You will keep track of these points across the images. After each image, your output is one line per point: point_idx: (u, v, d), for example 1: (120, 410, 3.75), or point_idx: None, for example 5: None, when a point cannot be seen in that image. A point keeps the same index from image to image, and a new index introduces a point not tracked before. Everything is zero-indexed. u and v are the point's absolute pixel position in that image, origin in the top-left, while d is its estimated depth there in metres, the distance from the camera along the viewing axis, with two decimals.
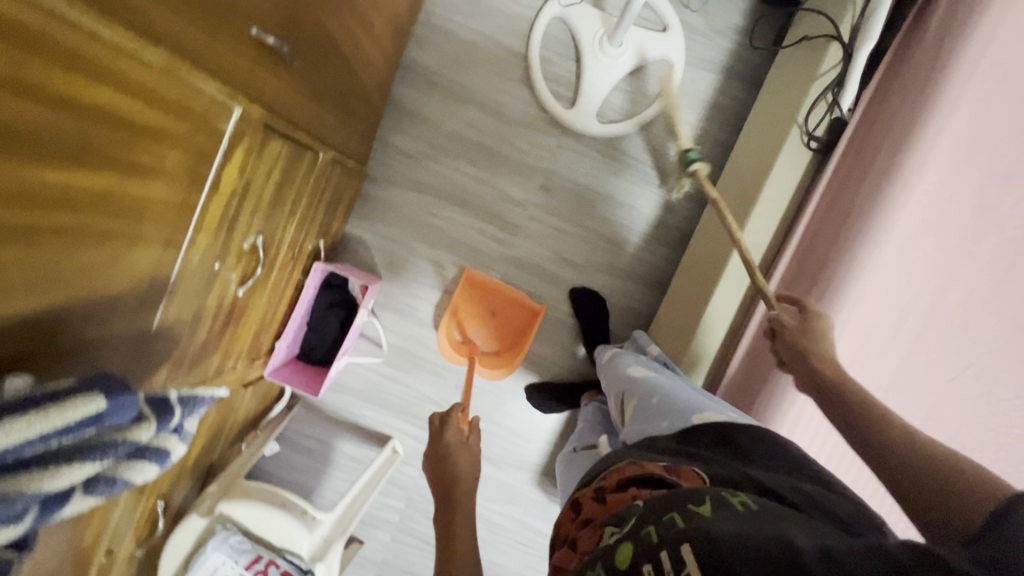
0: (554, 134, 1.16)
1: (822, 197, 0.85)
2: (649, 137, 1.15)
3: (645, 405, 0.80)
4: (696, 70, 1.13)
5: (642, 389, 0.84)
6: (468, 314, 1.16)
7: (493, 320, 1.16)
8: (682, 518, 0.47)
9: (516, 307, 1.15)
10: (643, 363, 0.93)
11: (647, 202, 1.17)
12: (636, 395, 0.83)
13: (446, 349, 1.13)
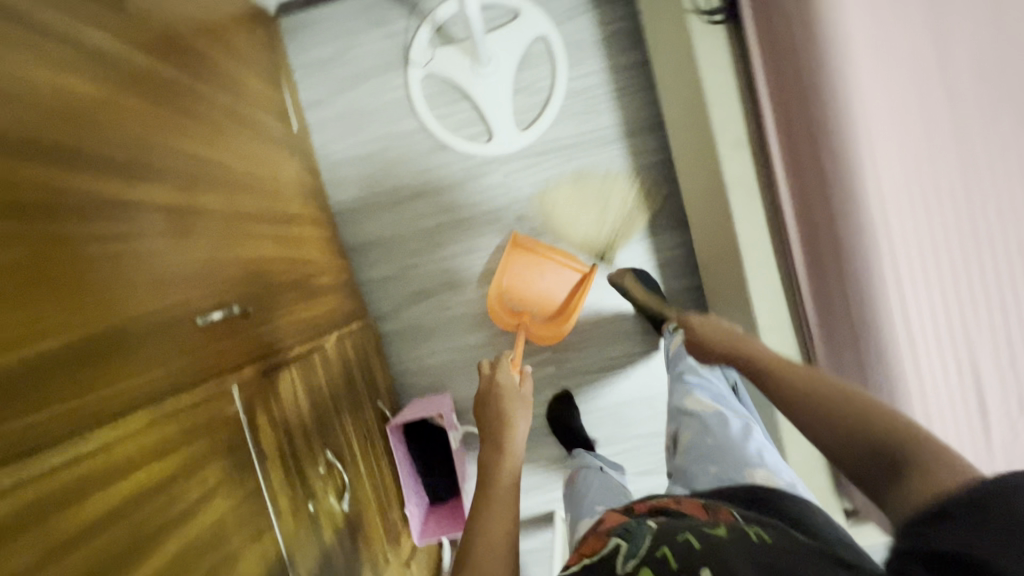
0: (495, 168, 1.13)
1: (770, 82, 0.75)
2: (574, 109, 1.11)
3: (702, 439, 0.76)
4: (569, 24, 1.09)
5: (699, 420, 0.78)
6: (518, 281, 1.08)
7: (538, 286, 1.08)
8: (693, 543, 0.50)
9: (563, 276, 1.08)
10: (700, 380, 0.84)
11: (614, 161, 1.12)
12: (693, 427, 0.78)
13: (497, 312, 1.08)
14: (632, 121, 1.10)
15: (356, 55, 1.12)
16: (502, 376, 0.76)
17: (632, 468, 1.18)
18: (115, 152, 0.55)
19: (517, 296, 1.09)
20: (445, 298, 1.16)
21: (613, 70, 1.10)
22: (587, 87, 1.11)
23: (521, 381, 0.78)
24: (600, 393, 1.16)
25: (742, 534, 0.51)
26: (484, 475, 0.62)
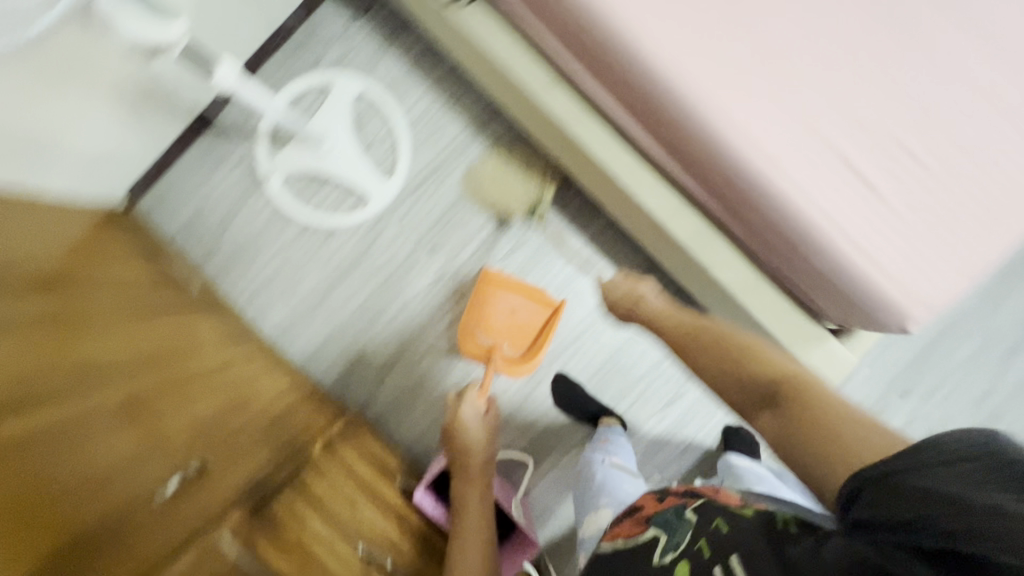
0: (387, 221, 1.17)
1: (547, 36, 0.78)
2: (422, 135, 1.17)
3: (741, 479, 0.95)
4: (378, 72, 1.17)
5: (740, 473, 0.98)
6: (488, 312, 1.11)
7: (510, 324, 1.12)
8: (724, 529, 0.56)
9: (530, 313, 1.12)
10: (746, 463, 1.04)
11: (481, 158, 1.17)
12: (732, 473, 0.98)
13: (469, 345, 1.11)
14: (476, 119, 1.17)
15: (217, 201, 1.17)
16: (468, 407, 1.06)
17: (658, 405, 1.19)
18: (64, 375, 0.63)
19: (486, 330, 1.11)
20: (412, 357, 1.18)
21: (434, 89, 1.16)
22: (422, 114, 1.17)
23: (488, 411, 1.07)
24: (591, 357, 1.18)
25: (768, 514, 0.56)
26: (457, 504, 0.98)
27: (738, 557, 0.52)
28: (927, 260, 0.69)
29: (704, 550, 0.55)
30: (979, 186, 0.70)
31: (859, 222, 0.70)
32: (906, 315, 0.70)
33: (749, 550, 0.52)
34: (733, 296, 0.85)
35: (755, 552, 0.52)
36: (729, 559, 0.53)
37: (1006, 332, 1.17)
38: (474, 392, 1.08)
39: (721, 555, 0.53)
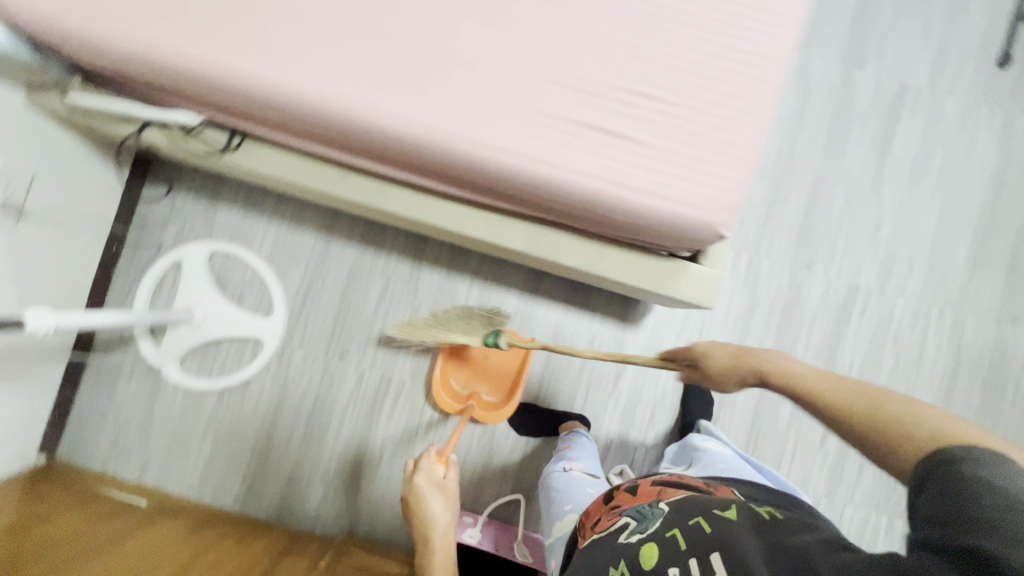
0: (289, 353, 1.20)
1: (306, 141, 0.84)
2: (283, 263, 1.21)
3: (712, 465, 0.97)
4: (218, 231, 1.22)
5: (713, 456, 1.00)
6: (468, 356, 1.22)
7: (483, 367, 1.21)
8: (705, 527, 0.66)
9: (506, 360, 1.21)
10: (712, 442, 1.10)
11: (344, 258, 1.22)
12: (704, 456, 1.00)
13: (444, 392, 1.19)
14: (323, 224, 1.22)
15: (128, 414, 1.18)
16: (425, 476, 1.08)
17: (608, 389, 1.22)
18: None
19: (463, 376, 1.21)
20: (372, 460, 1.20)
21: (275, 219, 1.22)
22: (274, 245, 1.22)
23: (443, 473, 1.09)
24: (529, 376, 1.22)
25: (746, 518, 0.67)
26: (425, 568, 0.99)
27: (717, 552, 0.63)
28: (703, 168, 0.74)
29: (680, 541, 0.66)
30: (714, 82, 0.74)
31: (630, 167, 0.74)
32: (712, 222, 0.74)
33: (727, 545, 0.63)
34: (587, 271, 0.90)
35: (732, 548, 0.62)
36: (710, 554, 0.63)
37: (864, 170, 1.24)
38: (432, 460, 1.09)
39: (696, 547, 0.64)
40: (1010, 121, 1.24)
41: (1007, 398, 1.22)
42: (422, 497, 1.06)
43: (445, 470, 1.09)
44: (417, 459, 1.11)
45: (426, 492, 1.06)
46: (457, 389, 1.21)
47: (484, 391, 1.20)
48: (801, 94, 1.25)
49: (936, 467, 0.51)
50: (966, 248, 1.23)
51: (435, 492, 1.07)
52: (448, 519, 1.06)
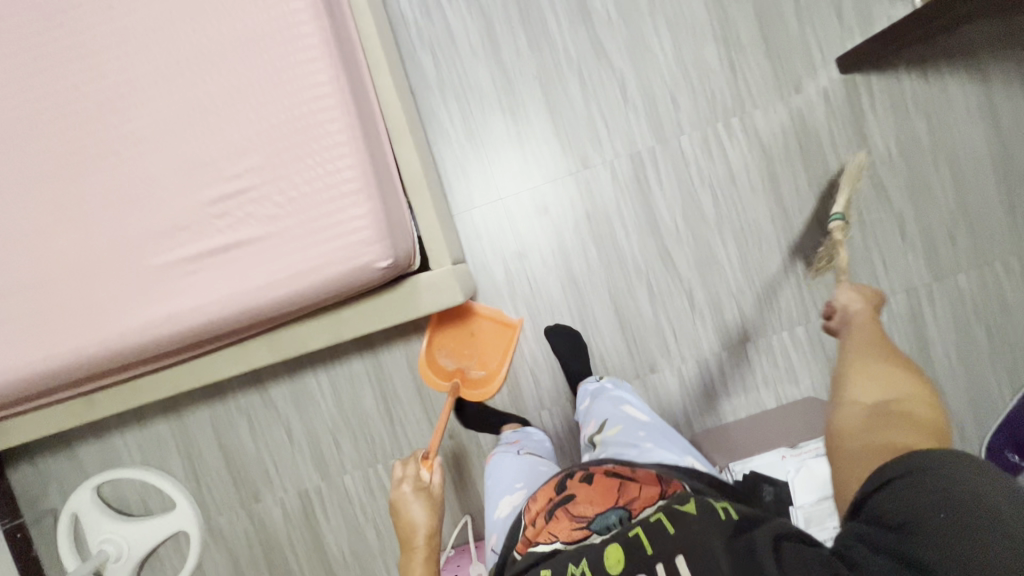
0: (214, 522, 1.26)
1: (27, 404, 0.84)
2: (156, 458, 1.25)
3: (631, 435, 0.88)
4: (88, 467, 1.25)
5: (630, 422, 0.91)
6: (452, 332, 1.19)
7: (471, 342, 1.18)
8: (669, 528, 0.65)
9: (492, 323, 1.17)
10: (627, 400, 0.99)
11: (201, 422, 1.24)
12: (623, 421, 0.91)
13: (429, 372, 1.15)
14: (165, 406, 1.24)
15: None
16: (411, 480, 0.91)
17: None
18: None
19: (451, 353, 1.18)
20: (338, 560, 1.26)
21: (124, 428, 1.24)
22: (139, 449, 1.25)
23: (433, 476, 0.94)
24: (415, 415, 1.24)
25: (710, 510, 0.64)
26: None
27: (682, 556, 0.62)
28: (323, 220, 0.71)
29: (643, 542, 0.66)
30: (279, 139, 0.71)
31: (263, 263, 0.72)
32: (364, 258, 0.72)
33: (692, 546, 0.62)
34: (340, 339, 0.89)
35: (697, 551, 0.61)
36: (677, 556, 0.62)
37: (580, 42, 1.16)
38: (418, 465, 0.94)
39: (663, 551, 0.63)
40: None
41: (830, 162, 1.17)
42: (408, 501, 0.89)
43: (429, 474, 0.93)
44: (403, 462, 0.95)
45: (411, 498, 0.89)
46: (446, 366, 1.18)
47: (474, 368, 1.18)
48: (480, 12, 1.16)
49: (908, 481, 0.50)
50: (714, 51, 1.16)
51: (420, 498, 0.89)
52: (435, 524, 0.86)
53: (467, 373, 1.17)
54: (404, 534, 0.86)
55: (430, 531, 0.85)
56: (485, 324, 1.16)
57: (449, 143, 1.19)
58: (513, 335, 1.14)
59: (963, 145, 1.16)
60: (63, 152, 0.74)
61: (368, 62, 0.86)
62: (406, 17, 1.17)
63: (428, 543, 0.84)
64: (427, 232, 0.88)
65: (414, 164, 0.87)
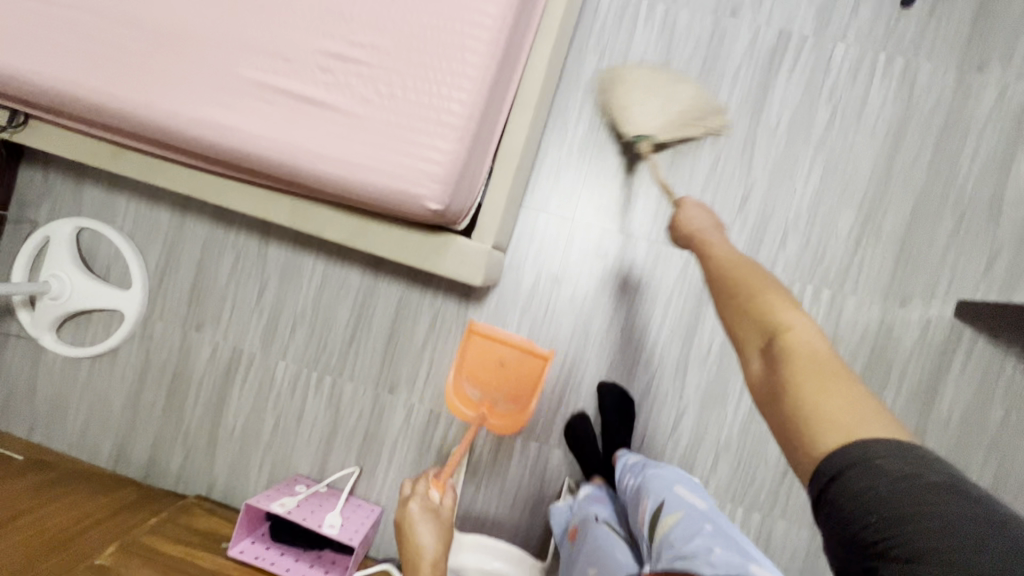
0: (151, 324, 1.26)
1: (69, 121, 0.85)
2: (143, 238, 1.25)
3: (693, 527, 0.80)
4: (83, 208, 1.26)
5: (692, 510, 0.83)
6: (482, 355, 1.09)
7: (495, 371, 1.09)
8: None
9: (518, 356, 1.07)
10: (673, 480, 0.90)
11: (197, 234, 1.24)
12: (683, 508, 0.83)
13: (457, 404, 1.08)
14: (177, 202, 1.24)
15: (16, 376, 1.29)
16: (419, 501, 0.99)
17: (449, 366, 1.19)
18: None
19: (477, 383, 1.10)
20: (226, 427, 1.25)
21: (133, 197, 1.25)
22: (133, 222, 1.25)
23: (437, 500, 1.01)
24: (373, 352, 1.21)
25: None
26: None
27: None
28: (405, 134, 0.69)
29: None
30: (416, 38, 0.69)
31: (330, 135, 0.70)
32: (418, 190, 0.69)
33: None
34: (353, 246, 0.87)
35: None
36: None
37: (733, 133, 1.11)
38: (427, 485, 1.02)
39: None
40: (913, 71, 1.07)
41: (888, 387, 1.09)
42: (414, 522, 0.97)
43: (439, 496, 1.01)
44: (413, 482, 1.04)
45: (418, 519, 0.97)
46: (472, 396, 1.10)
47: (499, 399, 1.10)
48: (664, 49, 1.12)
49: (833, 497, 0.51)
50: (849, 219, 1.09)
51: (427, 519, 0.98)
52: (438, 546, 0.95)
53: (492, 402, 1.09)
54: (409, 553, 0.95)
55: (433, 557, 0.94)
56: (513, 353, 1.07)
57: (562, 142, 1.15)
58: (539, 362, 1.06)
59: (1020, 460, 1.06)
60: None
61: (539, 26, 0.83)
62: (599, 11, 1.14)
63: (431, 568, 0.93)
64: (488, 206, 0.85)
65: (517, 141, 0.84)
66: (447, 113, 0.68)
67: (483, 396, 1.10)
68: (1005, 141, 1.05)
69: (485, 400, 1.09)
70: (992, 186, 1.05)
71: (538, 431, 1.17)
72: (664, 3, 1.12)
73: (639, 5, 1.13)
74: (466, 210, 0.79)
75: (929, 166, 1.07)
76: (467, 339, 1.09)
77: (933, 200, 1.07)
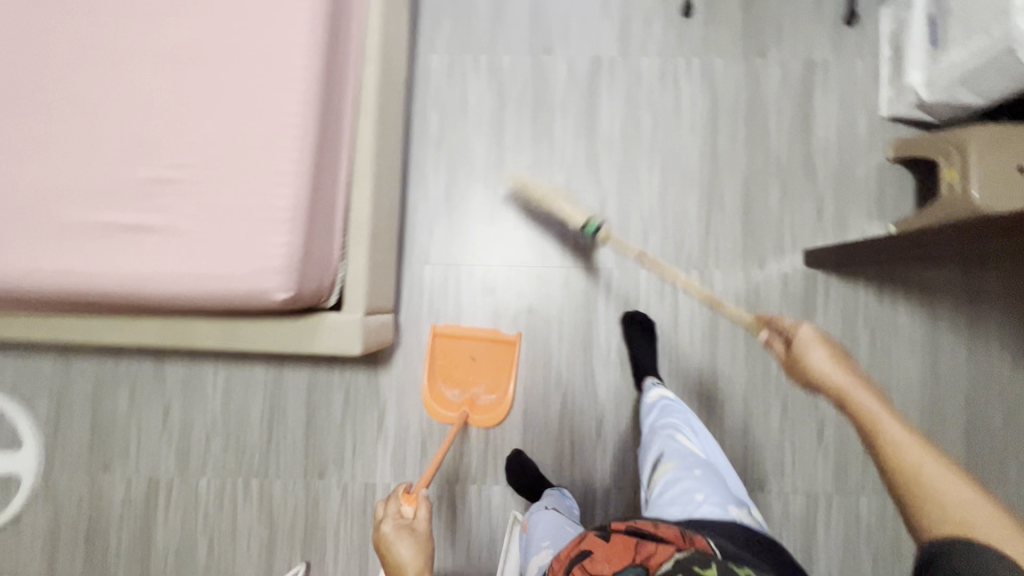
0: (54, 477, 1.20)
1: None
2: (28, 391, 1.20)
3: (685, 471, 0.91)
4: None
5: (686, 456, 0.94)
6: (452, 353, 1.13)
7: (471, 366, 1.13)
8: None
9: (487, 346, 1.13)
10: (676, 424, 1.00)
11: (85, 372, 1.20)
12: (676, 457, 0.94)
13: (438, 406, 1.10)
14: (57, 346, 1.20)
15: None
16: (392, 520, 0.92)
17: (374, 434, 1.20)
18: None
19: (454, 383, 1.14)
20: (158, 562, 1.18)
21: (8, 353, 1.20)
22: (14, 378, 1.20)
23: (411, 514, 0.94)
24: (294, 443, 1.20)
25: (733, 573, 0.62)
26: None
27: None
28: (241, 238, 0.72)
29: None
30: (229, 148, 0.73)
31: (168, 255, 0.72)
32: (266, 285, 0.72)
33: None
34: (230, 347, 0.88)
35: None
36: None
37: (576, 154, 1.22)
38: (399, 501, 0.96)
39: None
40: (710, 68, 1.22)
41: (770, 344, 1.19)
42: (390, 540, 0.90)
43: (412, 510, 0.95)
44: (385, 502, 0.96)
45: (393, 538, 0.90)
46: (452, 397, 1.13)
47: (479, 395, 1.13)
48: (497, 95, 1.23)
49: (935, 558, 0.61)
50: (694, 205, 1.21)
51: (403, 535, 0.91)
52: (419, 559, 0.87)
53: (472, 399, 1.12)
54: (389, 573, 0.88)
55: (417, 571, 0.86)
56: (483, 346, 1.12)
57: (427, 198, 1.22)
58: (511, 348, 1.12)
59: (897, 378, 1.18)
60: (14, 83, 0.74)
61: (356, 105, 0.89)
62: (430, 73, 1.23)
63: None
64: (350, 280, 0.89)
65: (363, 214, 0.89)
66: (274, 207, 0.73)
67: (463, 394, 1.13)
68: (799, 109, 1.21)
69: (467, 398, 1.12)
70: (800, 148, 1.21)
71: (474, 475, 1.19)
72: (486, 54, 1.23)
73: (464, 61, 1.23)
74: (326, 285, 0.83)
75: (746, 144, 1.21)
76: (434, 344, 1.13)
77: (757, 171, 1.21)
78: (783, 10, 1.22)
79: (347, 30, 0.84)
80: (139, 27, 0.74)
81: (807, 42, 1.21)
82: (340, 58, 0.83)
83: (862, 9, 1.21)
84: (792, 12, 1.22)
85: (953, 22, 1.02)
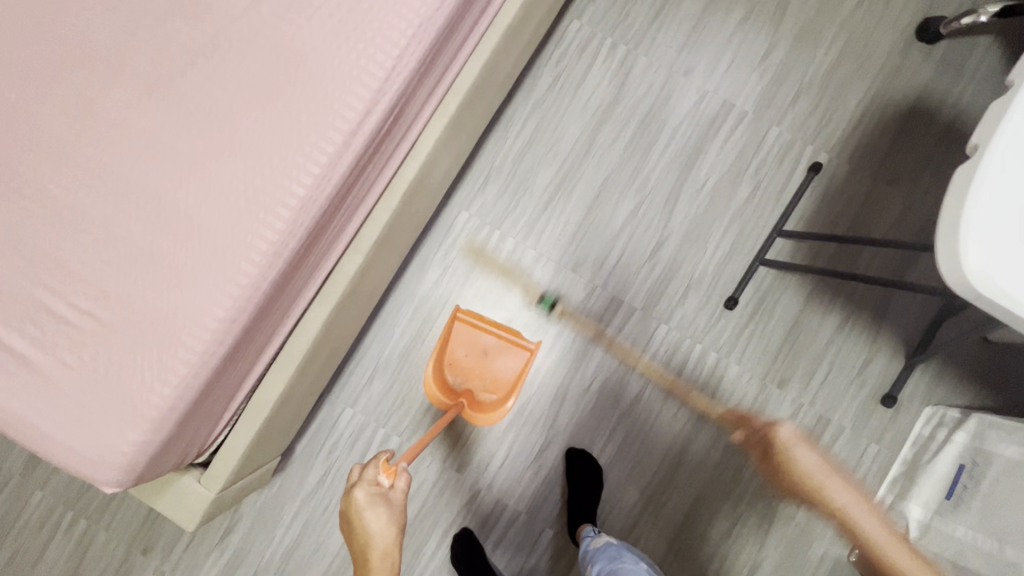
0: None
1: None
2: None
3: None
4: None
5: None
6: (472, 344, 1.07)
7: (480, 361, 1.07)
8: None
9: (504, 347, 1.07)
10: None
11: None
12: None
13: (437, 391, 1.03)
14: None
15: None
16: (366, 488, 0.81)
17: (213, 541, 1.13)
18: None
19: (461, 374, 1.06)
20: None
21: None
22: None
23: (389, 484, 0.82)
24: (137, 508, 1.13)
25: None
26: None
27: None
28: (99, 415, 0.65)
29: None
30: (137, 320, 0.66)
31: (18, 395, 0.65)
32: (95, 474, 0.65)
33: None
34: None
35: None
36: None
37: (547, 382, 1.13)
38: (377, 468, 0.83)
39: None
40: (722, 369, 1.11)
41: None
42: (361, 509, 0.80)
43: (389, 481, 0.82)
44: (361, 466, 0.85)
45: (366, 507, 0.80)
46: (453, 386, 1.06)
47: (480, 390, 1.06)
48: (504, 283, 1.14)
49: None
50: (635, 494, 1.11)
51: (376, 504, 0.80)
52: (392, 536, 0.77)
53: (475, 393, 1.06)
54: (359, 545, 0.78)
55: (387, 547, 0.77)
56: (497, 344, 1.06)
57: (385, 345, 1.14)
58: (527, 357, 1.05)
59: None
60: None
61: (318, 291, 0.82)
62: (452, 228, 1.15)
63: (384, 561, 0.76)
64: (219, 458, 0.81)
65: (267, 400, 0.81)
66: (148, 399, 0.65)
67: (465, 384, 1.06)
68: None
69: (468, 389, 1.05)
70: (768, 498, 1.09)
71: None
72: (515, 239, 1.14)
73: (491, 234, 1.14)
74: (188, 457, 0.76)
75: (715, 465, 1.11)
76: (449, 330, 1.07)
77: (713, 496, 1.10)
78: (825, 354, 1.10)
79: (339, 227, 0.77)
80: (121, 155, 0.68)
81: (832, 397, 1.10)
82: (313, 256, 0.76)
83: (902, 396, 1.09)
84: (833, 359, 1.10)
85: (976, 501, 0.89)
